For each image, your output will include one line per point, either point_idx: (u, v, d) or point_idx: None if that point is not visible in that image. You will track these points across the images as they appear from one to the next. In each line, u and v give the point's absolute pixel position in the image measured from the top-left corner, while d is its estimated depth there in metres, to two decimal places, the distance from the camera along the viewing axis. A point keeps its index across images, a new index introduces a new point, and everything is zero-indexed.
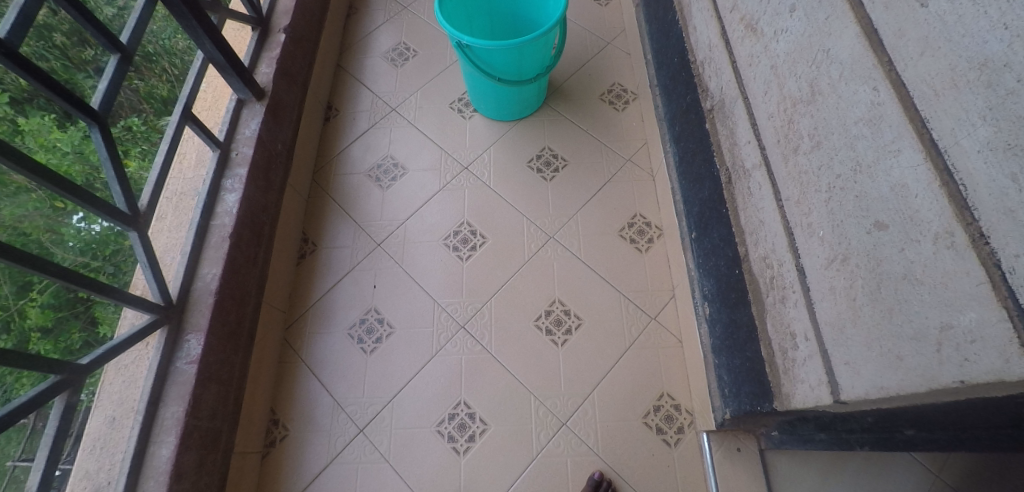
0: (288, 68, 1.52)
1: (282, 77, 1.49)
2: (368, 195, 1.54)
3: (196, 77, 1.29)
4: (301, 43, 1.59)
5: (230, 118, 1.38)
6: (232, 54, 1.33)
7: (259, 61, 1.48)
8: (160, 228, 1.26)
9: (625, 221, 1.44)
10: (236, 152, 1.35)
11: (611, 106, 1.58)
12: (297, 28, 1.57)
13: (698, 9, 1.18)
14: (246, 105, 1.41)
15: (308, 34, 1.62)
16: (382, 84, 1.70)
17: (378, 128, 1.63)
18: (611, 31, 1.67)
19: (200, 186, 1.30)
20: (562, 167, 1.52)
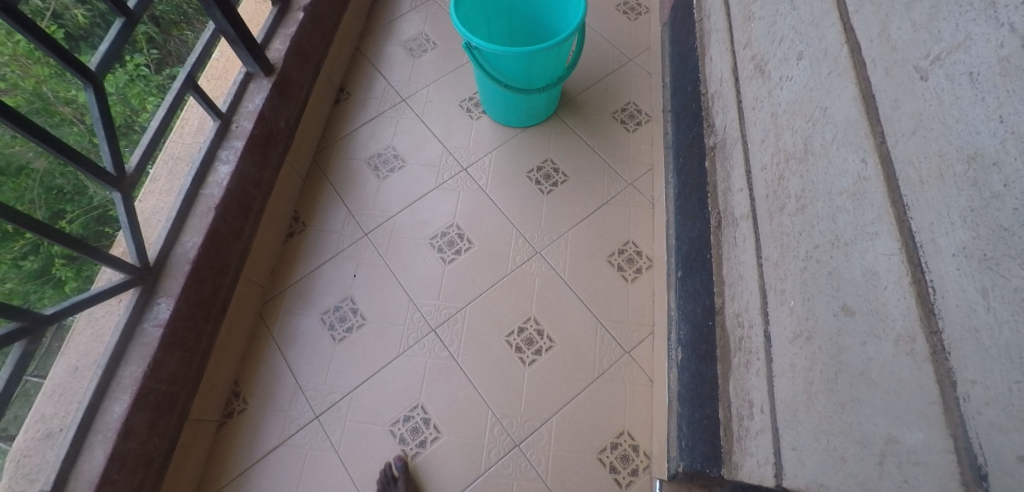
0: (303, 45, 1.51)
1: (295, 55, 1.47)
2: (364, 183, 1.52)
3: (206, 49, 1.30)
4: (321, 21, 1.57)
5: (236, 90, 1.37)
6: (243, 28, 1.32)
7: (275, 35, 1.47)
8: (150, 189, 1.23)
9: (616, 247, 1.39)
10: (236, 125, 1.34)
11: (623, 125, 1.52)
12: (318, 8, 1.55)
13: (717, 40, 1.11)
14: (254, 79, 1.41)
15: (330, 13, 1.60)
16: (397, 72, 1.67)
17: (386, 117, 1.60)
18: (636, 48, 1.60)
19: (195, 154, 1.28)
20: (561, 181, 1.46)
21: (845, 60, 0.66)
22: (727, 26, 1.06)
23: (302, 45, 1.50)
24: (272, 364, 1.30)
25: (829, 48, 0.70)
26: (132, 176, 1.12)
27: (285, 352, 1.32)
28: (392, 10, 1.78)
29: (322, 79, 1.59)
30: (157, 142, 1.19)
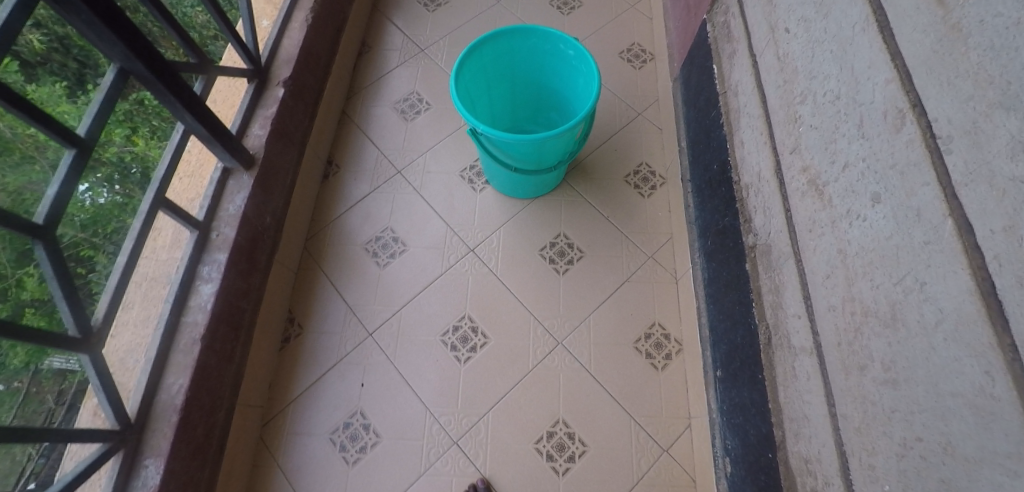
0: (287, 126, 1.33)
1: (276, 139, 1.28)
2: (363, 273, 1.38)
3: (175, 154, 1.11)
4: (303, 94, 1.38)
5: (214, 191, 1.19)
6: (217, 125, 1.12)
7: (253, 118, 1.27)
8: (123, 321, 1.09)
9: (642, 331, 1.28)
10: (217, 233, 1.17)
11: (637, 191, 1.40)
12: (299, 78, 1.36)
13: (751, 127, 1.00)
14: (232, 175, 1.22)
15: (311, 82, 1.41)
16: (389, 140, 1.50)
17: (380, 194, 1.45)
18: (642, 100, 1.48)
19: (172, 272, 1.13)
20: (577, 258, 1.35)
21: (950, 237, 0.56)
22: (765, 116, 0.95)
23: (286, 127, 1.32)
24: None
25: (922, 208, 0.60)
26: (99, 329, 0.96)
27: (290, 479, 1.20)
28: (378, 66, 1.59)
29: (309, 156, 1.42)
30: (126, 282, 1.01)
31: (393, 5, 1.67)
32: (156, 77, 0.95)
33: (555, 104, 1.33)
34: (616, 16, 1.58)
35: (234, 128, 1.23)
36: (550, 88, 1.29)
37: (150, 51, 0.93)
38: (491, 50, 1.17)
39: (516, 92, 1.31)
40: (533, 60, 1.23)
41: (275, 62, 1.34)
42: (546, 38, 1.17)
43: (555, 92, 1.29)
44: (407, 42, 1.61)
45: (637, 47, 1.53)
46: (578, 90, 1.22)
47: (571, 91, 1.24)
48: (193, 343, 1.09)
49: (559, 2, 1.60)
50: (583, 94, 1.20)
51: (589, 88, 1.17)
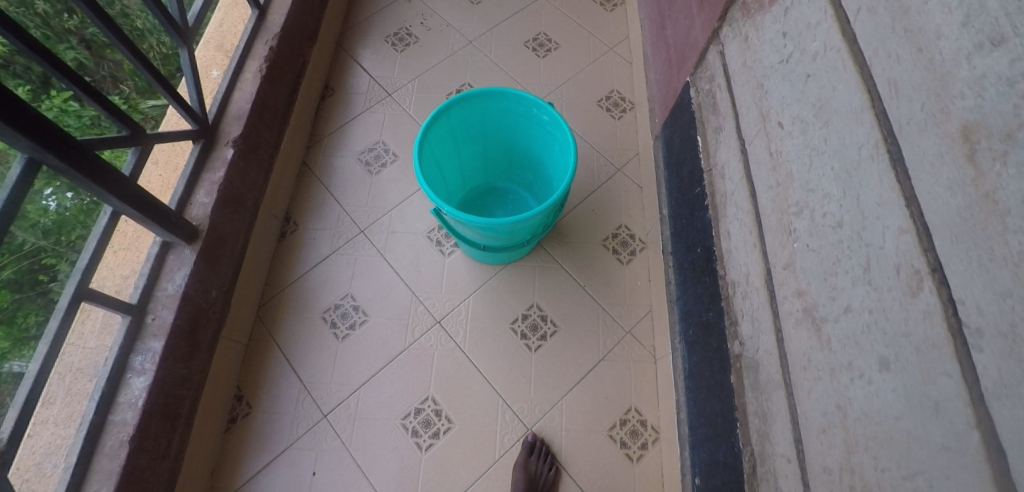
0: (238, 191, 1.15)
1: (225, 204, 1.11)
2: (319, 346, 1.22)
3: (103, 239, 0.95)
4: (258, 153, 1.20)
5: (150, 268, 1.02)
6: (156, 204, 0.96)
7: (199, 183, 1.10)
8: (42, 419, 0.90)
9: (617, 417, 1.15)
10: (152, 316, 1.01)
11: (615, 256, 1.26)
12: (253, 136, 1.19)
13: (740, 222, 0.88)
14: (172, 249, 1.05)
15: (267, 137, 1.24)
16: (351, 197, 1.34)
17: (341, 255, 1.29)
18: (622, 155, 1.33)
19: (100, 365, 0.96)
20: (550, 333, 1.21)
21: (976, 455, 0.46)
22: (756, 217, 0.84)
23: (237, 192, 1.16)
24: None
25: (943, 401, 0.50)
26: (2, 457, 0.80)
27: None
28: (342, 111, 1.42)
29: (264, 216, 1.25)
30: (36, 397, 0.85)
31: (359, 44, 1.50)
32: (73, 168, 0.81)
33: (530, 166, 1.21)
34: (593, 60, 1.42)
35: (173, 201, 1.05)
36: (526, 150, 1.17)
37: (64, 140, 0.79)
38: (458, 114, 1.07)
39: (487, 152, 1.19)
40: (506, 123, 1.12)
41: (224, 116, 1.15)
42: (522, 101, 1.06)
43: (531, 155, 1.17)
44: (372, 85, 1.45)
45: (616, 95, 1.37)
46: (556, 158, 1.11)
47: (548, 158, 1.12)
48: (124, 447, 0.94)
49: (533, 42, 1.45)
50: (562, 165, 1.08)
51: (566, 161, 1.06)
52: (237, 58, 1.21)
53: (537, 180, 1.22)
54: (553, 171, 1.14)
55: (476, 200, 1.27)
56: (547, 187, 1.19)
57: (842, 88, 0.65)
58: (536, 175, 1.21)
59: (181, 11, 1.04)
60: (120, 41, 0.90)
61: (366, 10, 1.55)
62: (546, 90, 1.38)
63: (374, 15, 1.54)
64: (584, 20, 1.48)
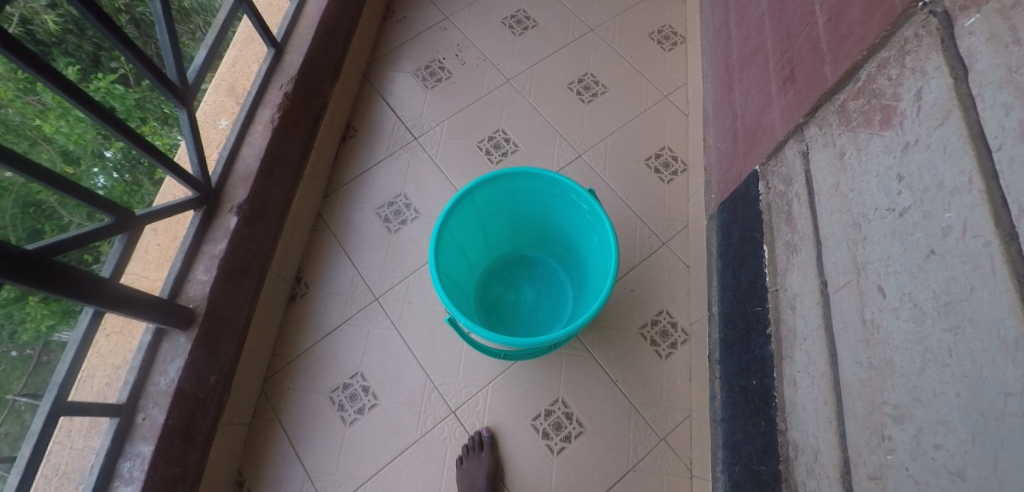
0: (246, 262, 1.01)
1: (228, 279, 0.97)
2: (323, 431, 1.07)
3: (83, 348, 0.80)
4: (264, 216, 1.04)
5: (141, 361, 0.87)
6: (142, 299, 0.82)
7: (199, 255, 0.95)
8: None
9: None
10: (143, 415, 0.86)
11: (653, 348, 1.10)
12: (264, 196, 1.04)
13: (812, 380, 0.72)
14: (167, 335, 0.90)
15: (280, 195, 1.08)
16: (367, 256, 1.17)
17: (353, 325, 1.12)
18: (670, 226, 1.15)
19: (86, 472, 0.82)
20: (575, 434, 1.06)
21: None
22: (834, 387, 0.67)
23: (243, 263, 1.01)
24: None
25: None
26: None
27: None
28: (364, 156, 1.25)
29: (273, 278, 1.09)
30: None
31: (384, 78, 1.34)
32: (42, 287, 0.66)
33: (565, 242, 1.06)
34: (645, 109, 1.23)
35: (168, 284, 0.91)
36: (561, 228, 1.03)
37: (31, 259, 0.64)
38: (486, 193, 0.95)
39: (518, 223, 1.06)
40: (539, 201, 0.98)
41: (229, 178, 1.00)
42: (558, 184, 0.92)
43: (567, 233, 1.03)
44: (397, 125, 1.28)
45: (667, 153, 1.19)
46: (595, 248, 0.95)
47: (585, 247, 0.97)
48: None
49: (578, 84, 1.27)
50: (600, 260, 0.93)
51: (604, 259, 0.90)
52: (249, 104, 1.05)
53: (573, 258, 1.07)
54: (590, 259, 0.98)
55: (503, 271, 1.13)
56: (583, 270, 1.04)
57: (985, 297, 0.47)
58: (571, 254, 1.06)
59: (178, 71, 0.87)
60: (105, 121, 0.75)
61: (394, 37, 1.38)
62: (588, 143, 1.22)
63: (403, 43, 1.37)
64: (637, 60, 1.29)
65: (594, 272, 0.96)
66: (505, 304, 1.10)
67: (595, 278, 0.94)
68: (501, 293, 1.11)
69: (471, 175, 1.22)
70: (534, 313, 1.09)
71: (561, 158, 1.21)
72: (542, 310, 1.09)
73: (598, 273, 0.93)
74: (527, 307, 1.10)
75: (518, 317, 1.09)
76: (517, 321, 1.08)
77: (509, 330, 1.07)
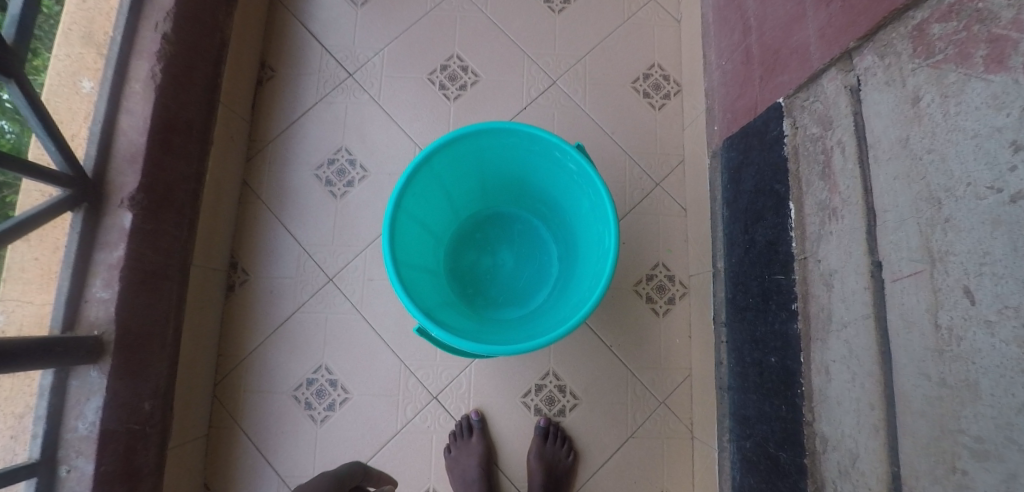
0: (158, 263, 0.83)
1: (140, 288, 0.80)
2: (291, 433, 0.96)
3: None
4: (170, 201, 0.84)
5: (48, 409, 0.74)
6: (13, 348, 0.65)
7: (92, 266, 0.76)
8: None
9: None
10: (67, 468, 0.74)
11: (649, 306, 0.98)
12: (167, 178, 0.83)
13: (852, 376, 0.60)
14: (74, 371, 0.76)
15: (187, 171, 0.87)
16: (313, 230, 0.99)
17: (307, 312, 0.98)
18: (663, 163, 0.99)
19: None
20: (569, 407, 0.96)
21: None
22: (886, 393, 0.55)
23: (155, 265, 0.82)
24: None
25: None
26: None
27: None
28: (289, 103, 1.02)
29: (200, 270, 0.91)
30: None
31: None
32: None
33: (544, 197, 0.90)
34: (629, 17, 1.03)
35: (60, 308, 0.74)
36: (539, 183, 0.88)
37: None
38: (445, 154, 0.79)
39: (487, 181, 0.89)
40: (511, 155, 0.83)
41: (110, 160, 0.78)
42: (534, 137, 0.77)
43: (546, 189, 0.88)
44: (327, 59, 1.03)
45: (657, 72, 1.01)
46: (584, 209, 0.83)
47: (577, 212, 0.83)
48: None
49: None
50: (594, 225, 0.80)
51: (600, 226, 0.77)
52: (116, 55, 0.79)
53: (555, 215, 0.92)
54: (580, 220, 0.85)
55: (476, 233, 0.96)
56: (568, 229, 0.90)
57: None
58: (554, 211, 0.91)
59: None
60: None
61: None
62: (563, 64, 1.01)
63: None
64: None
65: (585, 234, 0.84)
66: (481, 273, 0.95)
67: (590, 243, 0.82)
68: (475, 260, 0.95)
69: (423, 118, 1.01)
70: (515, 280, 0.94)
71: (532, 87, 1.01)
72: (524, 275, 0.94)
73: (592, 239, 0.81)
74: (507, 273, 0.95)
75: (498, 286, 0.94)
76: (497, 292, 0.94)
77: (489, 304, 0.92)
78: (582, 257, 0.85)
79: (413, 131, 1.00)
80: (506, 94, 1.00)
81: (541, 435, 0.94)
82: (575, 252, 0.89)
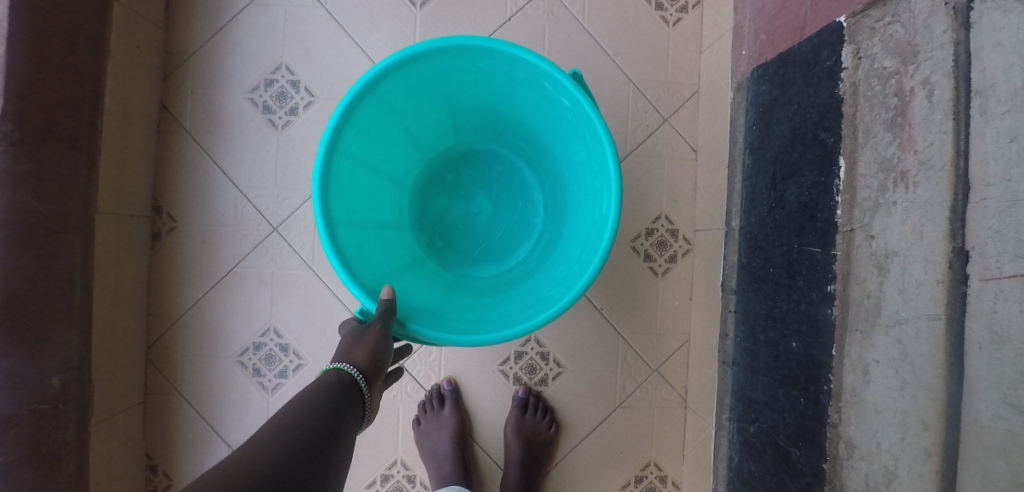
0: (49, 212, 0.68)
1: (26, 245, 0.65)
2: (238, 402, 0.85)
3: None
4: (55, 132, 0.67)
5: None
6: None
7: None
8: None
9: (631, 476, 0.87)
10: None
11: (647, 264, 0.85)
12: (47, 104, 0.65)
13: (901, 384, 0.48)
14: None
15: (77, 94, 0.69)
16: (251, 169, 0.83)
17: (250, 268, 0.84)
18: (674, 93, 0.82)
19: None
20: (552, 376, 0.86)
21: None
22: (947, 413, 0.44)
23: (45, 214, 0.67)
24: (316, 472, 0.49)
25: None
26: None
27: (312, 422, 0.52)
28: (212, 7, 0.82)
29: (109, 219, 0.76)
30: None
31: None
32: None
33: (528, 134, 0.74)
34: None
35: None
36: (522, 118, 0.71)
37: None
38: (398, 80, 0.62)
39: (456, 112, 0.72)
40: (486, 82, 0.66)
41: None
42: (515, 61, 0.60)
43: (530, 124, 0.72)
44: None
45: None
46: (577, 156, 0.67)
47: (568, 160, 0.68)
48: None
49: None
50: (589, 178, 0.66)
51: (597, 182, 0.63)
52: None
53: (541, 157, 0.76)
54: (570, 166, 0.70)
55: (446, 174, 0.80)
56: (557, 174, 0.75)
57: None
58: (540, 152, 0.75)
59: None
60: None
61: None
62: None
63: None
64: None
65: (577, 187, 0.70)
66: (451, 222, 0.80)
67: (580, 202, 0.68)
68: (444, 207, 0.80)
69: (382, 30, 0.81)
70: (491, 232, 0.79)
71: None
72: (501, 226, 0.79)
73: (586, 196, 0.67)
74: (483, 223, 0.80)
75: (471, 238, 0.79)
76: (468, 245, 0.79)
77: (458, 261, 0.78)
78: (571, 216, 0.71)
79: (370, 47, 0.81)
80: (485, 0, 0.81)
81: (520, 406, 0.84)
82: (564, 204, 0.74)
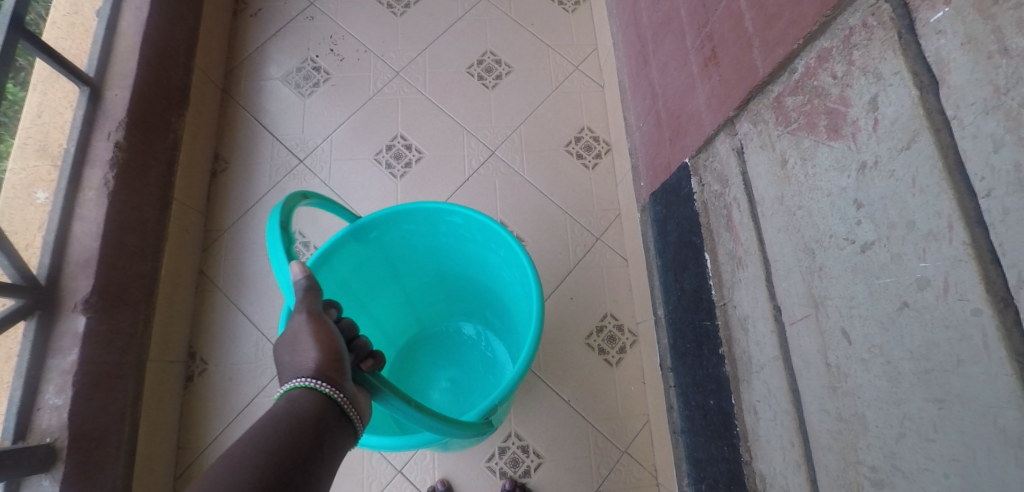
0: (112, 361, 0.84)
1: (91, 391, 0.80)
2: None
3: None
4: (124, 297, 0.87)
5: None
6: None
7: (44, 372, 0.77)
8: None
9: None
10: None
11: (602, 357, 1.01)
12: (120, 276, 0.86)
13: (774, 417, 0.63)
14: (26, 483, 0.73)
15: (142, 267, 0.90)
16: (271, 312, 1.02)
17: (267, 396, 0.99)
18: (601, 218, 1.05)
19: None
20: (534, 467, 0.97)
21: None
22: (802, 429, 0.59)
23: (113, 362, 0.84)
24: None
25: None
26: None
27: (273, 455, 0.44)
28: (244, 193, 1.07)
29: (156, 364, 0.93)
30: None
31: (254, 90, 1.14)
32: None
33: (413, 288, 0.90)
34: (556, 86, 1.12)
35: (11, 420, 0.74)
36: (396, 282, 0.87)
37: None
38: None
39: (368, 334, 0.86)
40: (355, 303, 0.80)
41: (64, 265, 0.81)
42: (346, 254, 0.74)
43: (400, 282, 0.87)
44: (279, 148, 1.09)
45: (588, 134, 1.09)
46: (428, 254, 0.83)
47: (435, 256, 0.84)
48: None
49: (478, 67, 1.14)
50: (449, 245, 0.81)
51: (454, 234, 0.78)
52: (70, 166, 0.83)
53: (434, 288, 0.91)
54: (439, 261, 0.85)
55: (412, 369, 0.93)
56: (451, 281, 0.90)
57: (977, 377, 0.38)
58: (443, 283, 0.91)
59: None
60: None
61: (254, 40, 1.18)
62: (499, 135, 1.09)
63: (265, 45, 1.18)
64: (539, 28, 1.17)
65: (466, 265, 0.85)
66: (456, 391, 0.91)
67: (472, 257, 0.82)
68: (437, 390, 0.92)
69: (372, 196, 1.06)
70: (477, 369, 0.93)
71: (472, 159, 1.07)
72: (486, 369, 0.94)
73: (467, 256, 0.82)
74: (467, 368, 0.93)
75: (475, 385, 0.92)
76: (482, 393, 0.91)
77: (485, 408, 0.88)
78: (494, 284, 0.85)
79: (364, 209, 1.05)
80: (450, 166, 1.07)
81: None
82: (476, 285, 0.89)
